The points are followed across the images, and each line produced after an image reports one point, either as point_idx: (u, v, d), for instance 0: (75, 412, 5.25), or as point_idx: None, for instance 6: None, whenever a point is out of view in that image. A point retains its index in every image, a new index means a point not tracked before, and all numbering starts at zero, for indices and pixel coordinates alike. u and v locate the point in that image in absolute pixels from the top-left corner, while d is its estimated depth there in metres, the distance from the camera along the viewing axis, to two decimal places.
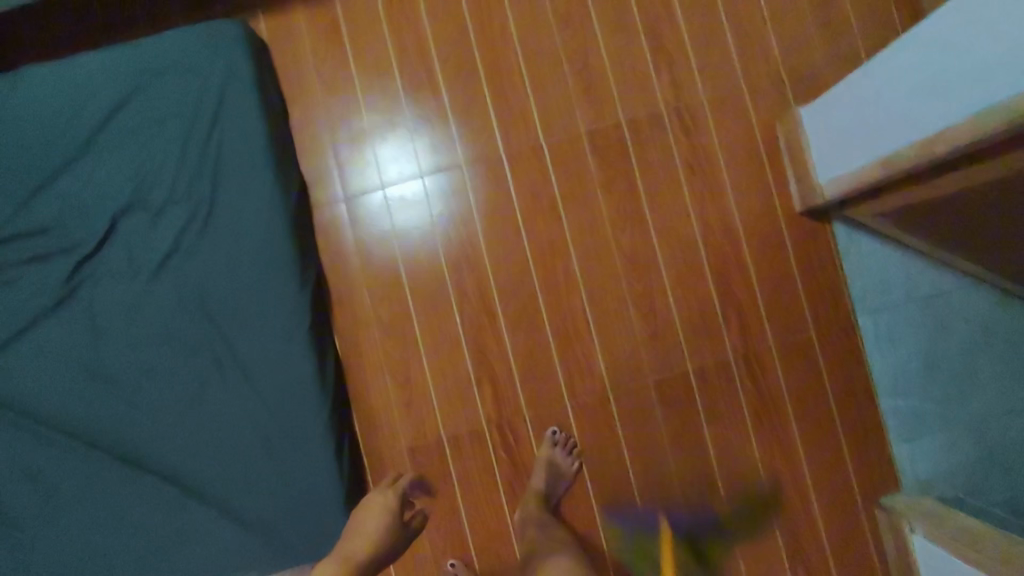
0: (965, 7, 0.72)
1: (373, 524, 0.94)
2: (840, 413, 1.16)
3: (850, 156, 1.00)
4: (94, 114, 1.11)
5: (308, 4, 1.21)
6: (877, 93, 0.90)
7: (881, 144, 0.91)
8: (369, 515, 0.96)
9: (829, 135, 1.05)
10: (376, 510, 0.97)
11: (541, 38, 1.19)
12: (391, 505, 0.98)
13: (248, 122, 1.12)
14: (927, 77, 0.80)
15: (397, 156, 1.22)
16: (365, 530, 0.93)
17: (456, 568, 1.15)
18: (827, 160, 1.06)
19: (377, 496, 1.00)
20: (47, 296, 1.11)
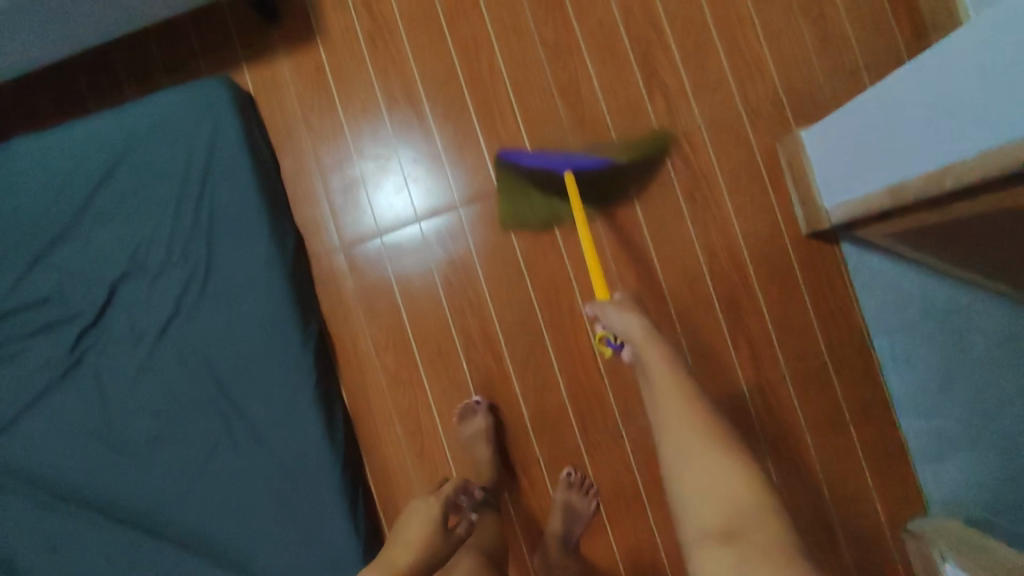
0: (957, 46, 0.70)
1: (418, 530, 0.86)
2: (858, 438, 1.14)
3: (855, 179, 0.97)
4: (86, 180, 1.09)
5: (291, 51, 1.19)
6: (879, 120, 0.88)
7: (888, 170, 0.88)
8: (413, 523, 0.88)
9: (832, 158, 1.03)
10: (420, 516, 0.88)
11: (531, 73, 1.17)
12: (434, 514, 0.89)
13: (239, 179, 1.10)
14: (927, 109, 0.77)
15: (392, 200, 1.19)
16: (408, 542, 0.85)
17: (479, 408, 1.14)
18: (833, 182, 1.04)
19: (420, 502, 0.91)
20: (52, 367, 1.08)
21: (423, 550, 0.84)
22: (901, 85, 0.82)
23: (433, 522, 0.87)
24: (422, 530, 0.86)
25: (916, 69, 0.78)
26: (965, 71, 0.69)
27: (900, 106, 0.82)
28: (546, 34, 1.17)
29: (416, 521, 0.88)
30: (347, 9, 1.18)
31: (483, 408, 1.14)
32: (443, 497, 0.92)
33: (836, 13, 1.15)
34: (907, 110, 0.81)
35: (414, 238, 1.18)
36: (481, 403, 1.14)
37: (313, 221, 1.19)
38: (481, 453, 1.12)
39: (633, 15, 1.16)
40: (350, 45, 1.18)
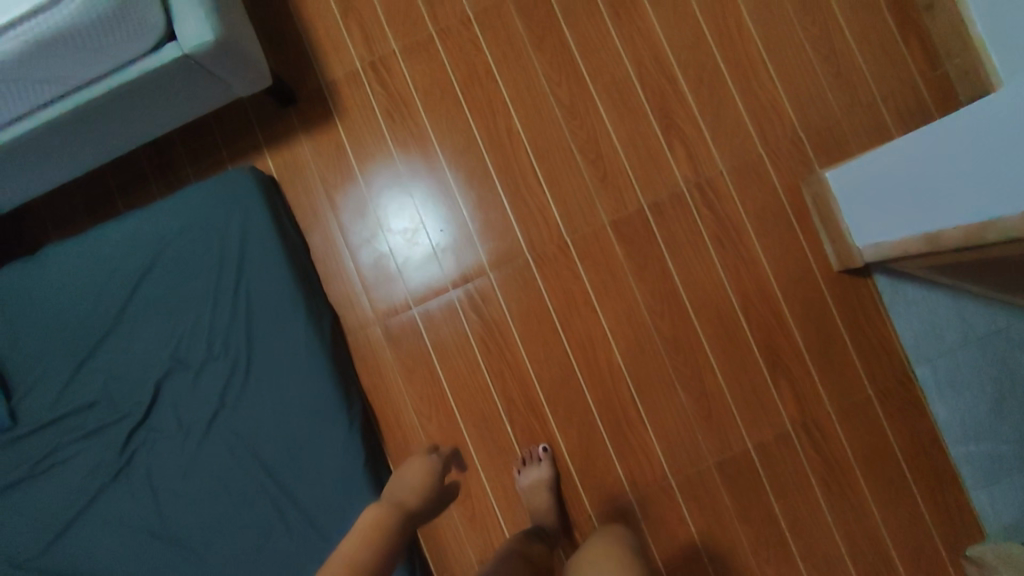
0: (1005, 100, 0.70)
1: (419, 475, 0.78)
2: (911, 469, 1.13)
3: (888, 220, 0.98)
4: (124, 283, 1.11)
5: (310, 133, 1.20)
6: (917, 164, 0.88)
7: (925, 215, 0.89)
8: (412, 469, 0.79)
9: (860, 197, 1.03)
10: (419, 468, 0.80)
11: (551, 132, 1.18)
12: (436, 466, 0.80)
13: (271, 267, 1.11)
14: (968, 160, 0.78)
15: (423, 270, 1.19)
16: (409, 483, 0.76)
17: (547, 453, 1.13)
18: (862, 222, 1.05)
19: (420, 456, 0.82)
20: (104, 469, 1.08)
21: (427, 493, 0.76)
22: (948, 132, 0.82)
23: (435, 470, 0.80)
24: (423, 476, 0.77)
25: (961, 118, 0.79)
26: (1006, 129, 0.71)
27: (941, 153, 0.83)
28: (561, 94, 1.18)
29: (417, 468, 0.79)
30: (363, 87, 1.20)
31: (547, 456, 1.13)
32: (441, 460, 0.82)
33: (849, 51, 1.15)
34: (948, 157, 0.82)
35: (446, 304, 1.18)
36: (547, 450, 1.14)
37: (346, 297, 1.20)
38: (541, 502, 1.10)
39: (646, 69, 1.17)
40: (368, 121, 1.20)
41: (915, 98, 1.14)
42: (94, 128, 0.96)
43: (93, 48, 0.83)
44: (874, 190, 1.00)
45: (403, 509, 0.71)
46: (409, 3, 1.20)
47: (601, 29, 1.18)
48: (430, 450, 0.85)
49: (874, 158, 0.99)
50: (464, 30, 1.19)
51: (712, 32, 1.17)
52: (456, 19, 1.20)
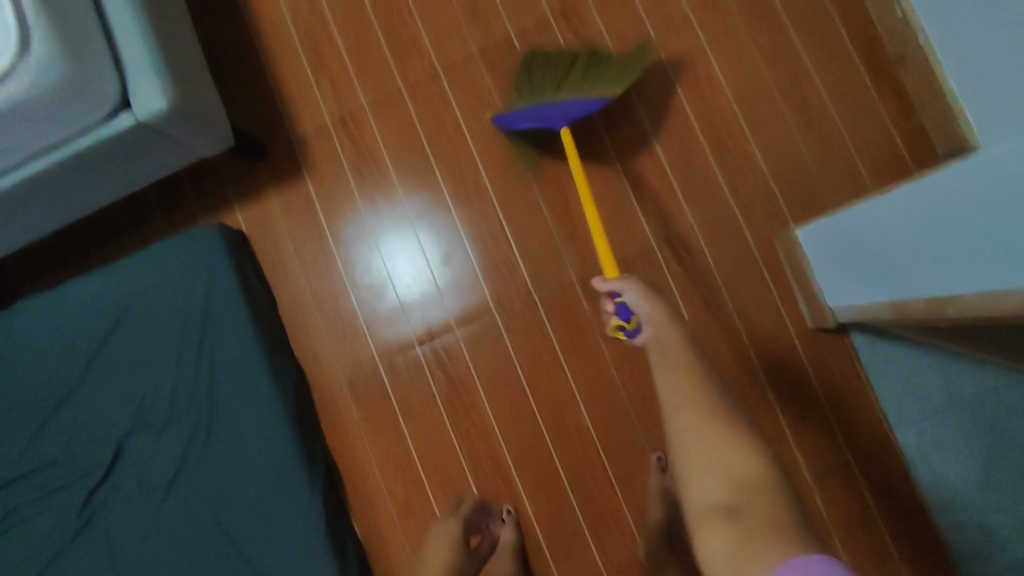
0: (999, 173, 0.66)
1: (441, 544, 0.99)
2: (891, 535, 1.07)
3: (865, 280, 0.92)
4: (90, 340, 1.12)
5: (280, 189, 1.20)
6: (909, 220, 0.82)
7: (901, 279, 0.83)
8: (433, 546, 0.99)
9: (841, 253, 0.97)
10: (440, 539, 1.00)
11: (519, 188, 1.17)
12: (456, 532, 1.00)
13: (234, 324, 1.10)
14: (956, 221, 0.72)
15: (392, 324, 1.17)
16: (431, 560, 0.96)
17: (512, 515, 1.10)
18: (843, 280, 0.98)
19: (441, 523, 1.03)
20: (64, 529, 1.06)
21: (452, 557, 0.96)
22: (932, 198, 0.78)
23: (452, 546, 0.98)
24: (447, 544, 0.98)
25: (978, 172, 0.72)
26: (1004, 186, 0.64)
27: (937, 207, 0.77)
28: (528, 149, 1.17)
29: (439, 545, 0.99)
30: (331, 142, 1.20)
31: (511, 518, 1.10)
32: (462, 516, 1.04)
33: (822, 104, 1.13)
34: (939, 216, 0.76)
35: (411, 361, 1.16)
36: (510, 511, 1.11)
37: (313, 352, 1.19)
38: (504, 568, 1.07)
39: (614, 122, 1.16)
40: (336, 176, 1.20)
41: (892, 154, 1.11)
42: (54, 193, 0.97)
43: (46, 119, 0.84)
44: (854, 246, 0.93)
45: None
46: (379, 58, 1.21)
47: None
48: (452, 513, 1.06)
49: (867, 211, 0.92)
50: (432, 84, 1.19)
51: (681, 84, 1.16)
52: (425, 73, 1.20)
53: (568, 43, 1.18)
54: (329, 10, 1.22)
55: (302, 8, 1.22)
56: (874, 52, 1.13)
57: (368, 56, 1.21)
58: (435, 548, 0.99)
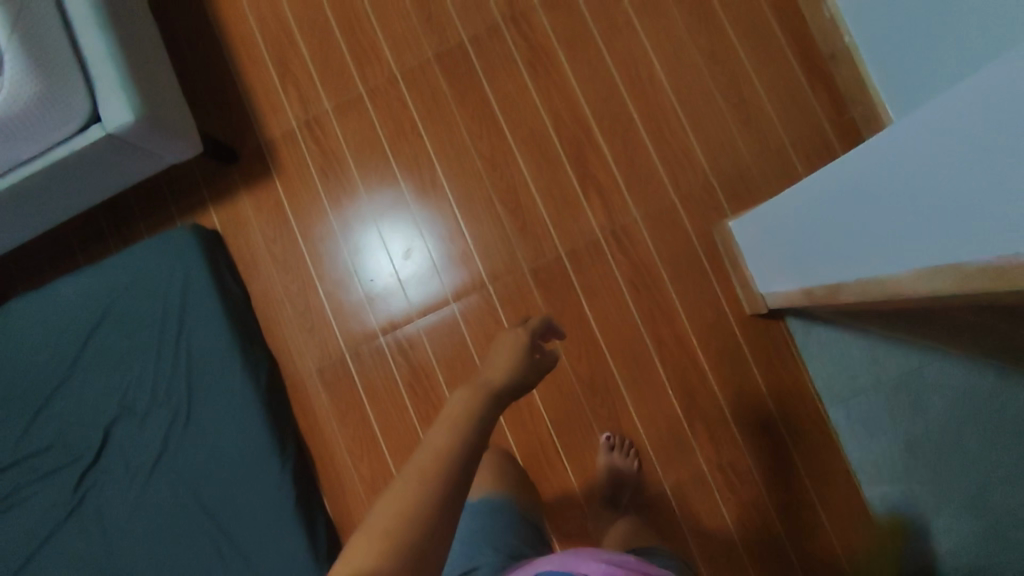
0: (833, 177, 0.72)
1: (503, 361, 0.59)
2: (821, 505, 1.14)
3: (794, 270, 0.94)
4: (77, 337, 1.21)
5: (250, 191, 1.28)
6: (812, 209, 0.80)
7: (823, 263, 0.84)
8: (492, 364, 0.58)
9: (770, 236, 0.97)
10: (504, 354, 0.60)
11: (474, 185, 1.24)
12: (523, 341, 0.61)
13: (210, 318, 1.19)
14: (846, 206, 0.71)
15: (357, 316, 1.25)
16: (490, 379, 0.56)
17: None
18: (777, 265, 0.99)
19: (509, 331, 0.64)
20: (57, 511, 1.15)
21: (520, 368, 0.58)
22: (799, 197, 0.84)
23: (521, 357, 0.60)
24: (511, 359, 0.59)
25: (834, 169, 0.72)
26: (873, 174, 0.63)
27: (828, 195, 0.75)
28: (482, 147, 1.24)
29: (504, 348, 0.61)
30: (297, 145, 1.28)
31: None
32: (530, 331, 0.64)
33: (759, 99, 1.18)
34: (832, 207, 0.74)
35: (375, 349, 1.23)
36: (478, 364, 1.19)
37: (283, 343, 1.26)
38: None
39: (562, 120, 1.22)
40: (303, 179, 1.27)
41: (825, 146, 1.16)
42: (34, 202, 1.05)
43: (22, 130, 0.91)
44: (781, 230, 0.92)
45: (490, 391, 0.54)
46: (341, 65, 1.28)
47: (518, 84, 1.24)
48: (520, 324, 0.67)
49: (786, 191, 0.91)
50: (390, 89, 1.27)
51: (624, 81, 1.20)
52: (383, 78, 1.27)
53: (517, 46, 1.24)
54: (293, 21, 1.30)
55: (267, 19, 1.30)
56: (808, 48, 1.18)
57: (331, 63, 1.28)
58: (497, 365, 0.59)
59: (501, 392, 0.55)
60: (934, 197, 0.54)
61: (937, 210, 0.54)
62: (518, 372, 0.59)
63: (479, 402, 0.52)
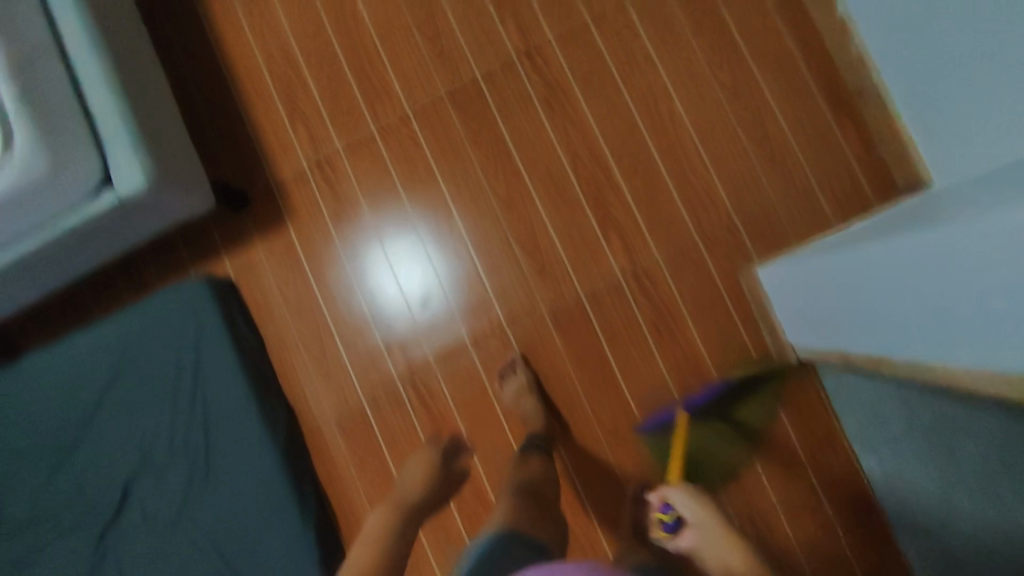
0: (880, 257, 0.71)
1: (421, 467, 0.93)
2: (854, 557, 1.13)
3: (829, 333, 0.93)
4: (92, 390, 1.19)
5: (262, 235, 1.26)
6: (854, 283, 0.79)
7: (859, 335, 0.83)
8: (412, 466, 0.94)
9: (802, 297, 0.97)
10: (420, 460, 0.95)
11: (490, 226, 1.21)
12: (435, 457, 0.95)
13: (224, 368, 1.16)
14: (888, 286, 0.71)
15: (375, 362, 1.23)
16: (411, 479, 0.90)
17: None
18: (806, 325, 0.99)
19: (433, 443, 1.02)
20: (78, 566, 1.13)
21: (428, 482, 0.89)
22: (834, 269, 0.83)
23: (435, 458, 0.95)
24: (426, 465, 0.93)
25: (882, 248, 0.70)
26: (929, 262, 0.62)
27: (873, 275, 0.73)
28: (498, 188, 1.21)
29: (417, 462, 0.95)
30: (309, 186, 1.25)
31: None
32: (441, 450, 0.97)
33: (783, 138, 1.16)
34: (876, 285, 0.73)
35: (393, 396, 1.22)
36: (518, 358, 1.18)
37: (300, 390, 1.24)
38: None
39: (580, 160, 1.19)
40: (316, 222, 1.25)
41: (855, 187, 1.14)
42: (48, 265, 1.03)
43: (35, 202, 0.90)
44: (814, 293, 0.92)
45: (403, 504, 0.84)
46: (351, 102, 1.24)
47: (534, 122, 1.20)
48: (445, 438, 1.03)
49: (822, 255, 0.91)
50: (404, 128, 1.23)
51: (644, 122, 1.18)
52: (396, 116, 1.24)
53: (533, 83, 1.21)
54: (302, 57, 1.25)
55: (274, 54, 1.26)
56: (834, 83, 1.15)
57: (342, 102, 1.24)
58: (413, 477, 0.91)
59: (414, 505, 0.84)
60: (1004, 297, 0.53)
61: (996, 303, 0.54)
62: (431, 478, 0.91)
63: (396, 518, 0.80)
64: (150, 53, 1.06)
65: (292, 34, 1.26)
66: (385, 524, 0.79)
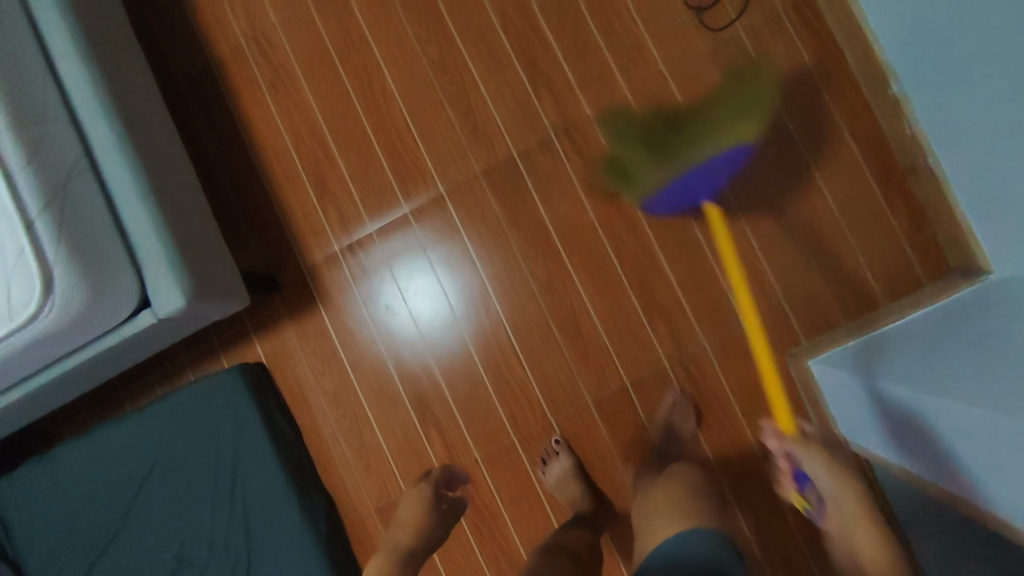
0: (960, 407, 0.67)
1: (413, 507, 1.02)
2: None
3: (889, 445, 0.90)
4: (129, 486, 1.15)
5: (294, 321, 1.22)
6: (930, 416, 0.75)
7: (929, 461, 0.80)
8: (405, 504, 1.04)
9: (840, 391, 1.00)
10: (412, 498, 1.04)
11: (529, 310, 1.17)
12: (427, 493, 1.05)
13: (265, 464, 1.14)
14: (948, 427, 0.71)
15: (414, 450, 1.19)
16: (403, 521, 1.00)
17: None
18: (863, 427, 0.96)
19: (415, 487, 1.07)
20: None
21: (421, 526, 0.99)
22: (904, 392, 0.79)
23: (426, 502, 1.03)
24: (418, 507, 1.02)
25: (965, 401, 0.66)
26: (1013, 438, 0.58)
27: (951, 419, 0.69)
28: (538, 271, 1.17)
29: (411, 502, 1.04)
30: (342, 270, 1.22)
31: None
32: (431, 480, 1.08)
33: (831, 217, 1.13)
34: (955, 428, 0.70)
35: None
36: (561, 441, 1.15)
37: (338, 479, 1.21)
38: None
39: (623, 243, 1.16)
40: (349, 307, 1.22)
41: (904, 269, 1.10)
42: (86, 378, 1.01)
43: (77, 330, 0.88)
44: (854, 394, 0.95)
45: (396, 549, 0.95)
46: (383, 184, 1.21)
47: (575, 203, 1.17)
48: (424, 477, 1.09)
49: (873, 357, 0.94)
50: (438, 209, 1.20)
51: None
52: (429, 197, 1.20)
53: (572, 162, 1.17)
54: (332, 138, 1.22)
55: (303, 136, 1.23)
56: (884, 159, 1.11)
57: (372, 182, 1.21)
58: (407, 518, 1.01)
59: (405, 550, 0.95)
60: None
61: None
62: (427, 513, 1.01)
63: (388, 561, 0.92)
64: (183, 161, 1.06)
65: (322, 114, 1.22)
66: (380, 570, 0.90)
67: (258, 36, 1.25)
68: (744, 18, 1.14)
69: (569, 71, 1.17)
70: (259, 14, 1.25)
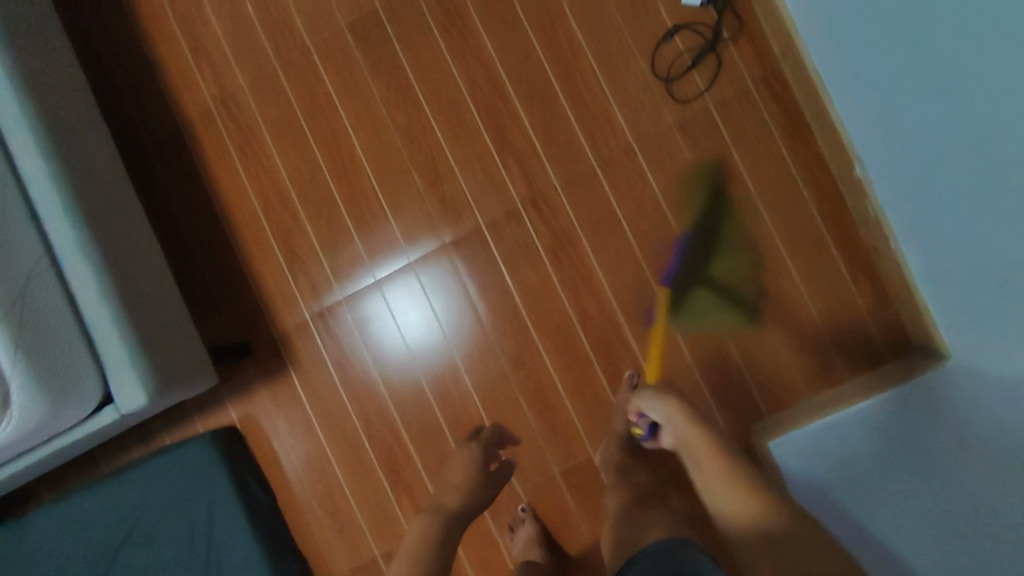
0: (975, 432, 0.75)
1: (461, 470, 1.01)
2: None
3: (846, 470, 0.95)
4: (103, 555, 1.17)
5: (267, 387, 1.25)
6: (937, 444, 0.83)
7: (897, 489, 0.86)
8: (455, 464, 1.02)
9: (832, 454, 0.98)
10: (463, 460, 1.02)
11: (495, 381, 1.19)
12: (476, 456, 1.02)
13: (237, 535, 1.16)
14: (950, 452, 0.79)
15: (385, 515, 1.22)
16: (452, 480, 0.99)
17: None
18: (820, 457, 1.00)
19: (463, 446, 1.04)
20: None
21: (468, 487, 0.98)
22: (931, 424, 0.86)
23: (475, 463, 1.01)
24: (464, 469, 1.00)
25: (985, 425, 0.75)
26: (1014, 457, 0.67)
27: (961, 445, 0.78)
28: (506, 342, 1.18)
29: (459, 462, 1.02)
30: (312, 338, 1.23)
31: None
32: (483, 440, 1.04)
33: (797, 293, 1.12)
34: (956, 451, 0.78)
35: None
36: (527, 508, 1.17)
37: (311, 540, 1.24)
38: None
39: (589, 316, 1.16)
40: (321, 374, 1.23)
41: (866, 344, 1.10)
42: (55, 460, 1.03)
43: (40, 430, 0.90)
44: (850, 459, 0.94)
45: (447, 512, 0.94)
46: (352, 252, 1.21)
47: (542, 275, 1.17)
48: (474, 436, 1.06)
49: (887, 425, 0.93)
50: (408, 277, 1.21)
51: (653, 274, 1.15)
52: (398, 265, 1.21)
53: (540, 233, 1.17)
54: (300, 204, 1.22)
55: (273, 201, 1.23)
56: (850, 236, 1.10)
57: (342, 251, 1.22)
58: (454, 480, 0.99)
59: (453, 512, 0.94)
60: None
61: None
62: (475, 475, 1.00)
63: (438, 523, 0.92)
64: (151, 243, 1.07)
65: (291, 179, 1.22)
66: (425, 532, 0.91)
67: (227, 98, 1.24)
68: (713, 91, 1.13)
69: (537, 141, 1.16)
70: (227, 75, 1.24)
